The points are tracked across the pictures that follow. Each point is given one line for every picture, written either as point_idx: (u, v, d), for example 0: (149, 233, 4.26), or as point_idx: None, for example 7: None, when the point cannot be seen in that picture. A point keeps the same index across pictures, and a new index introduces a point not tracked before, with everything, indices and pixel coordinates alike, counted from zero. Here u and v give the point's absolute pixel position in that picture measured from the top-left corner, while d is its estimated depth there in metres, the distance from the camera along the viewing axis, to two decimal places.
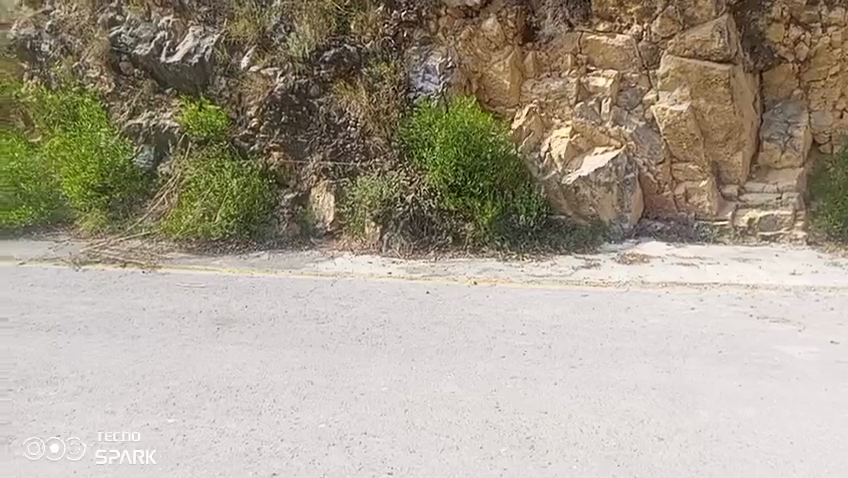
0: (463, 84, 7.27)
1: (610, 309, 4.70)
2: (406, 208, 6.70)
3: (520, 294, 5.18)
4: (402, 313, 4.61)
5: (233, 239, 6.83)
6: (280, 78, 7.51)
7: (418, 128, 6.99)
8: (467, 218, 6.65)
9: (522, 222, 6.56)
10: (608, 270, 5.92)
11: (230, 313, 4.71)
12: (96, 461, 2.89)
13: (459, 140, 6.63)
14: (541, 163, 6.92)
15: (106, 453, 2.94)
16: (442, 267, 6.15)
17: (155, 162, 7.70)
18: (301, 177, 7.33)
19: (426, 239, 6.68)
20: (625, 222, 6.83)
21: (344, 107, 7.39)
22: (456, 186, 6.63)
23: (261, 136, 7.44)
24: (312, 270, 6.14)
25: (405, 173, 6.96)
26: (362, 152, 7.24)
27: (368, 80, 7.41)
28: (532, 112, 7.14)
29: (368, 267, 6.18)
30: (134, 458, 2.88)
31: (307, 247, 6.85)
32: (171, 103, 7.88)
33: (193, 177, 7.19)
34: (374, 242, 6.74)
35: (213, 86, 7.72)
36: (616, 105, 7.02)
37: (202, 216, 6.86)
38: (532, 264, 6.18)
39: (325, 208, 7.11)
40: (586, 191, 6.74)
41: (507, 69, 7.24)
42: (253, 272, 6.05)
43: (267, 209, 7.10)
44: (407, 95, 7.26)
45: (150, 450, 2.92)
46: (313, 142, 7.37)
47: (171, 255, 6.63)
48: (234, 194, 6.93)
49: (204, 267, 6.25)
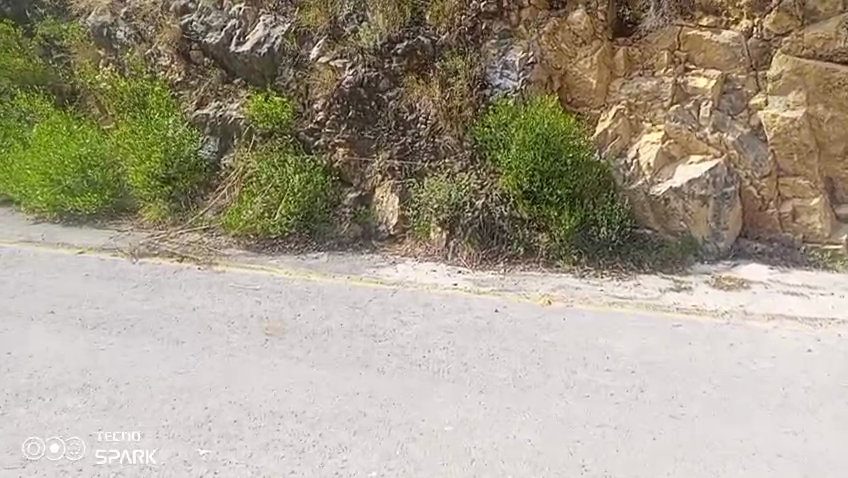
0: (544, 81, 6.70)
1: (709, 346, 4.05)
2: (474, 214, 6.21)
3: (601, 318, 4.61)
4: (467, 335, 4.13)
5: (292, 238, 6.56)
6: (350, 70, 7.15)
7: (492, 128, 6.47)
8: (542, 228, 6.10)
9: (602, 235, 5.95)
10: (700, 296, 5.25)
11: (281, 322, 4.34)
12: (95, 460, 2.78)
13: (539, 142, 6.07)
14: (627, 171, 6.27)
15: (105, 453, 2.83)
16: (514, 281, 5.62)
17: (219, 154, 7.44)
18: (366, 176, 6.91)
19: (495, 248, 6.19)
20: (720, 241, 6.12)
21: (415, 103, 6.96)
22: (531, 193, 6.09)
23: (326, 131, 7.09)
24: (371, 277, 5.72)
25: (476, 175, 6.47)
26: (432, 151, 6.78)
27: (441, 75, 6.92)
28: (620, 114, 6.50)
29: (432, 277, 5.73)
30: (134, 458, 2.78)
31: (368, 250, 6.49)
32: (238, 94, 7.64)
33: (256, 171, 6.95)
34: (440, 248, 6.30)
35: (281, 78, 7.46)
36: (716, 109, 6.32)
37: (262, 213, 6.57)
38: (613, 284, 5.57)
39: (389, 210, 6.69)
40: (678, 204, 6.08)
41: (595, 66, 6.65)
42: (310, 275, 5.71)
43: (329, 208, 6.77)
44: (482, 92, 6.75)
45: (150, 450, 2.83)
46: (380, 140, 6.97)
47: (229, 251, 6.39)
48: (295, 191, 6.62)
49: (259, 267, 5.95)
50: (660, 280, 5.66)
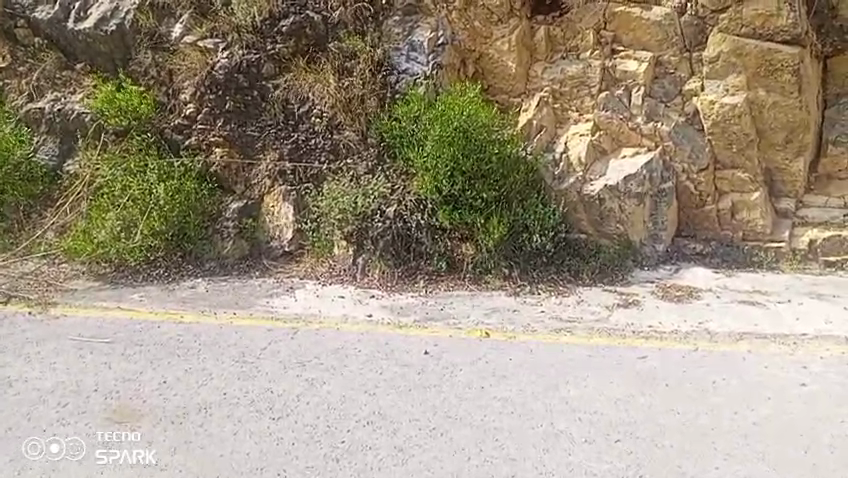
0: (457, 66, 5.82)
1: (692, 389, 3.34)
2: (386, 226, 5.23)
3: (553, 354, 3.77)
4: (393, 398, 3.18)
5: (160, 262, 5.28)
6: (223, 53, 5.88)
7: (402, 122, 5.49)
8: (466, 238, 5.23)
9: (535, 244, 5.15)
10: (653, 312, 4.55)
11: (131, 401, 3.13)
12: (95, 461, 2.70)
13: (458, 139, 5.15)
14: (556, 168, 5.50)
15: (105, 453, 2.75)
16: (439, 307, 4.67)
17: (61, 158, 5.94)
18: (251, 181, 5.72)
19: (412, 264, 5.22)
20: (659, 243, 5.54)
21: (306, 93, 5.78)
22: (452, 197, 5.18)
23: (197, 127, 5.81)
24: (262, 313, 4.53)
25: (385, 177, 5.46)
26: (331, 149, 5.67)
27: (337, 58, 5.84)
28: (545, 102, 5.74)
29: (339, 307, 4.66)
30: (134, 458, 2.72)
31: (258, 273, 5.32)
32: (82, 82, 6.15)
33: (108, 180, 5.55)
34: (346, 267, 5.27)
35: (136, 61, 6.05)
36: (649, 96, 5.71)
37: (120, 234, 5.20)
38: (551, 302, 4.79)
39: (281, 222, 5.56)
40: (614, 204, 5.40)
41: (514, 47, 5.83)
42: (181, 315, 4.43)
43: (205, 221, 5.51)
44: (387, 79, 5.73)
45: (150, 449, 2.77)
46: (266, 138, 5.77)
47: (76, 283, 5.04)
48: (161, 204, 5.31)
49: (113, 308, 4.60)
50: (603, 294, 4.93)
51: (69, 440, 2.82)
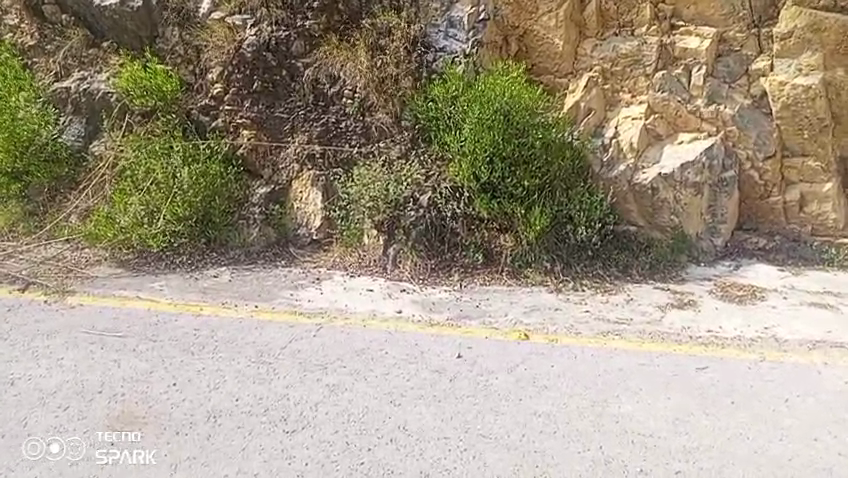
0: (498, 44, 5.43)
1: (760, 407, 2.91)
2: (419, 215, 4.90)
3: (601, 363, 3.38)
4: (421, 411, 2.88)
5: (184, 249, 5.05)
6: (251, 29, 5.58)
7: (438, 103, 5.11)
8: (504, 229, 4.87)
9: (581, 237, 4.76)
10: (712, 315, 4.11)
11: (136, 407, 2.94)
12: (94, 461, 2.57)
13: (498, 123, 4.77)
14: (604, 154, 5.07)
15: (105, 453, 2.62)
16: (475, 304, 4.31)
17: (87, 139, 5.80)
18: (279, 165, 5.45)
19: (445, 256, 4.90)
20: (717, 237, 5.08)
21: (336, 72, 5.44)
22: (490, 185, 4.81)
23: (223, 109, 5.56)
24: (285, 306, 4.26)
25: (419, 162, 5.11)
26: (362, 133, 5.34)
27: (371, 34, 5.47)
28: (593, 83, 5.30)
29: (366, 302, 4.35)
30: (134, 458, 2.59)
31: (283, 262, 5.05)
32: (108, 61, 5.96)
33: (131, 162, 5.35)
34: (376, 258, 4.96)
35: (163, 39, 5.83)
36: (710, 76, 5.20)
37: (143, 220, 4.98)
38: (597, 301, 4.39)
39: (309, 209, 5.30)
40: (668, 195, 4.94)
41: (561, 23, 5.36)
42: (201, 307, 4.19)
43: (231, 207, 5.28)
44: (424, 58, 5.36)
45: (151, 450, 2.64)
46: (294, 120, 5.47)
47: (96, 270, 4.85)
48: (184, 187, 5.06)
49: (132, 298, 4.38)
50: (655, 292, 4.50)
51: (69, 440, 2.69)
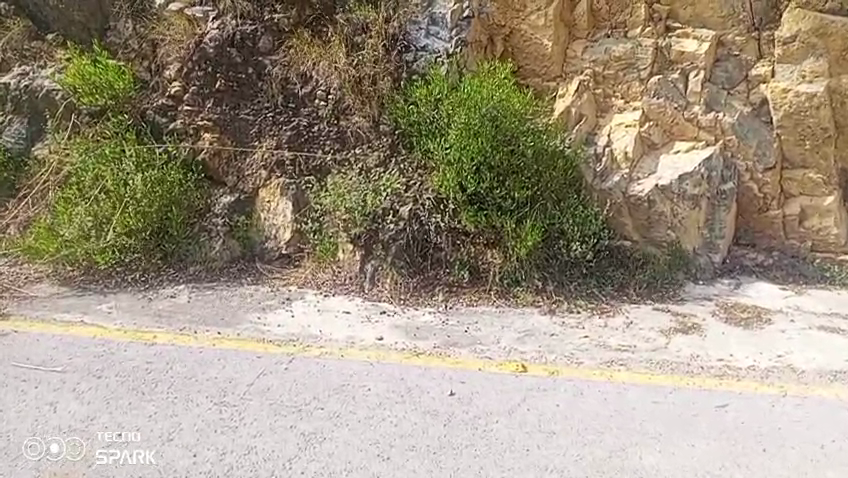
0: (483, 43, 5.05)
1: (797, 459, 2.62)
2: (399, 230, 4.49)
3: (610, 400, 3.03)
4: (415, 467, 2.52)
5: (137, 266, 4.52)
6: (214, 22, 5.08)
7: (420, 107, 4.71)
8: (492, 244, 4.50)
9: (573, 254, 4.42)
10: (720, 341, 3.79)
11: (82, 466, 2.51)
12: (95, 461, 2.53)
13: (487, 129, 4.39)
14: (598, 163, 4.73)
15: (105, 454, 2.57)
16: (463, 329, 3.91)
17: (28, 141, 5.21)
18: (244, 172, 4.97)
19: (428, 273, 4.50)
20: (715, 254, 4.78)
21: (309, 71, 4.99)
22: (477, 197, 4.42)
23: (183, 109, 5.05)
24: (251, 333, 3.77)
25: (400, 171, 4.69)
26: (337, 137, 4.90)
27: (346, 31, 5.04)
28: (585, 87, 4.96)
29: (342, 328, 3.90)
30: (135, 459, 2.53)
31: (249, 279, 4.58)
32: (54, 55, 5.37)
33: (77, 168, 4.80)
34: (353, 275, 4.54)
35: (114, 32, 5.33)
36: (708, 81, 4.94)
37: (89, 233, 4.47)
38: (594, 324, 4.03)
39: (278, 220, 4.84)
40: (666, 207, 4.64)
41: (552, 23, 5.02)
42: (154, 335, 3.69)
43: (191, 218, 4.79)
44: (403, 57, 4.93)
45: (151, 450, 2.58)
46: (262, 123, 4.99)
47: (35, 290, 4.30)
48: (137, 197, 4.56)
49: (74, 324, 3.84)
50: (656, 314, 4.17)
51: (69, 440, 2.63)
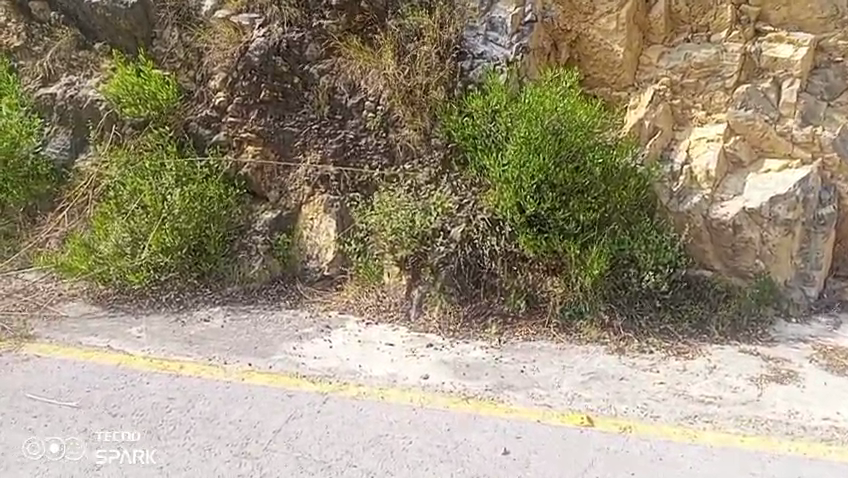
0: (545, 50, 4.61)
1: None
2: (450, 252, 4.08)
3: (694, 472, 2.61)
4: None
5: (173, 284, 4.32)
6: (260, 30, 4.83)
7: (475, 119, 4.30)
8: (553, 270, 4.04)
9: (645, 284, 3.91)
10: (825, 394, 3.23)
11: (85, 467, 2.63)
12: (95, 463, 2.65)
13: (549, 144, 3.96)
14: (674, 183, 4.22)
15: (106, 453, 2.71)
16: (518, 369, 3.46)
17: (72, 152, 5.07)
18: (287, 187, 4.68)
19: (480, 302, 4.08)
20: (810, 287, 4.20)
21: (357, 80, 4.67)
22: (537, 218, 3.97)
23: (226, 120, 4.81)
24: (283, 368, 3.43)
25: (452, 188, 4.29)
26: (385, 152, 4.56)
27: (397, 37, 4.68)
28: (660, 98, 4.46)
29: (384, 363, 3.52)
30: (134, 458, 2.67)
31: (287, 302, 4.30)
32: (100, 65, 5.24)
33: (116, 182, 4.64)
34: (397, 301, 4.19)
35: (160, 41, 5.12)
36: (805, 92, 4.38)
37: (125, 249, 4.26)
38: (670, 368, 3.50)
39: (321, 239, 4.53)
40: (754, 233, 4.10)
41: (624, 27, 4.55)
42: (180, 365, 3.43)
43: (231, 234, 4.52)
44: (459, 64, 4.54)
45: (151, 450, 2.71)
46: (306, 135, 4.70)
47: (67, 309, 4.14)
48: (174, 213, 4.31)
49: (100, 349, 3.62)
50: (743, 357, 3.63)
51: (68, 440, 2.78)
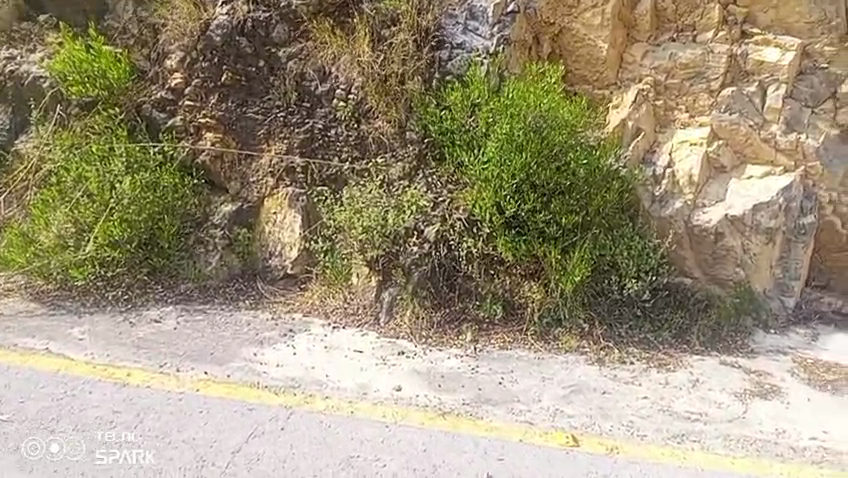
0: (527, 43, 4.39)
1: None
2: (423, 254, 3.86)
3: None
4: None
5: (121, 281, 3.95)
6: (224, 7, 4.48)
7: (454, 113, 4.06)
8: (530, 274, 3.85)
9: (626, 292, 3.76)
10: (812, 411, 3.13)
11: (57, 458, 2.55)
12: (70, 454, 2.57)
13: (531, 141, 3.76)
14: (656, 186, 4.07)
15: (81, 444, 2.62)
16: (495, 381, 3.27)
17: (11, 133, 4.62)
18: (249, 179, 4.36)
19: (454, 307, 3.87)
20: (788, 297, 4.13)
21: (328, 67, 4.38)
22: (516, 220, 3.77)
23: (183, 104, 4.45)
24: (243, 377, 3.16)
25: (427, 185, 4.05)
26: (356, 144, 4.27)
27: (372, 22, 4.41)
28: (643, 98, 4.31)
29: (353, 372, 3.28)
30: (111, 453, 2.58)
31: (247, 302, 4.00)
32: (45, 39, 4.79)
33: (60, 166, 4.25)
34: (366, 303, 3.93)
35: (114, 15, 4.76)
36: (789, 97, 4.31)
37: (68, 241, 3.91)
38: (653, 381, 3.36)
39: (285, 236, 4.22)
40: (736, 241, 3.99)
41: (608, 22, 4.38)
42: (127, 373, 3.12)
43: (186, 227, 4.17)
44: (437, 54, 4.30)
45: (129, 440, 2.65)
46: (271, 124, 4.38)
47: (1, 306, 3.75)
48: (124, 202, 3.97)
49: (36, 353, 3.26)
50: (725, 369, 3.51)
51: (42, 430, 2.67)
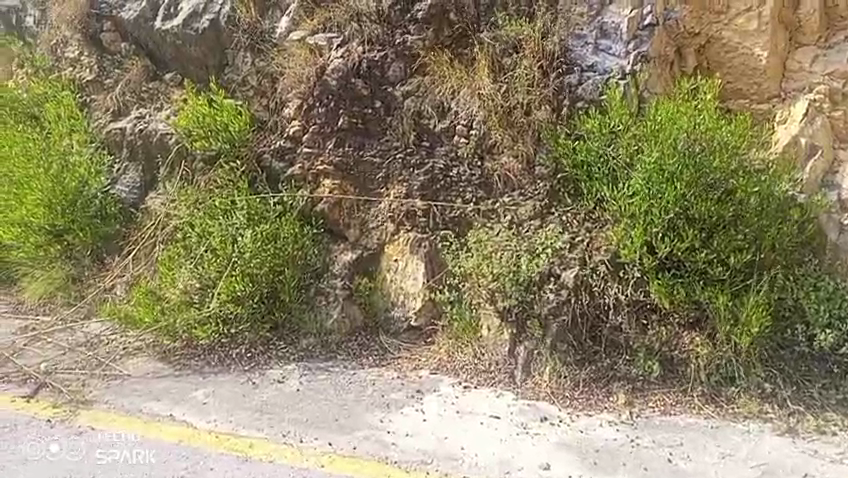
0: (669, 58, 3.90)
1: None
2: (561, 302, 3.35)
3: None
4: None
5: (244, 338, 3.81)
6: (338, 50, 4.32)
7: (592, 142, 3.61)
8: (692, 324, 3.29)
9: (818, 346, 3.09)
10: None
11: None
12: None
13: (687, 169, 3.22)
14: (844, 214, 3.39)
15: None
16: (663, 457, 2.82)
17: (141, 191, 4.73)
18: (368, 225, 4.11)
19: (601, 363, 3.35)
20: None
21: (447, 102, 4.10)
22: (671, 262, 3.25)
23: (301, 152, 4.30)
24: (369, 451, 2.91)
25: (562, 224, 3.62)
26: (480, 183, 3.94)
27: (493, 51, 4.08)
28: (816, 109, 3.70)
29: (494, 444, 2.93)
30: None
31: (370, 359, 3.74)
32: (171, 96, 4.89)
33: (185, 222, 4.24)
34: (499, 360, 3.52)
35: (233, 68, 4.73)
36: None
37: (193, 299, 3.82)
38: None
39: (407, 286, 3.93)
40: None
41: (768, 26, 3.80)
42: (249, 444, 3.00)
43: (306, 278, 3.99)
44: (564, 80, 3.89)
45: None
46: (390, 166, 4.13)
47: (132, 367, 3.74)
48: (246, 257, 3.81)
49: (162, 420, 3.21)
50: None
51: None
